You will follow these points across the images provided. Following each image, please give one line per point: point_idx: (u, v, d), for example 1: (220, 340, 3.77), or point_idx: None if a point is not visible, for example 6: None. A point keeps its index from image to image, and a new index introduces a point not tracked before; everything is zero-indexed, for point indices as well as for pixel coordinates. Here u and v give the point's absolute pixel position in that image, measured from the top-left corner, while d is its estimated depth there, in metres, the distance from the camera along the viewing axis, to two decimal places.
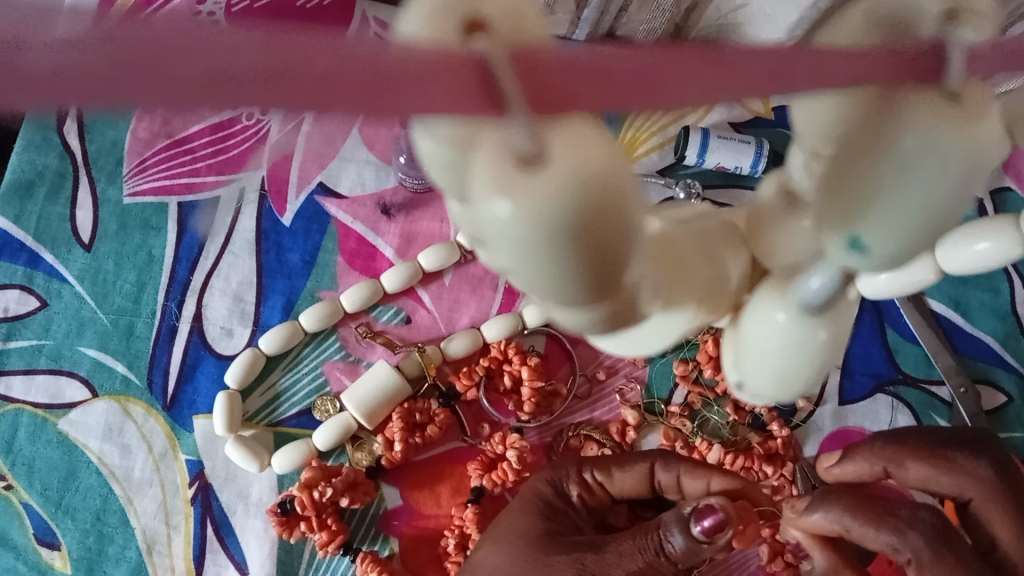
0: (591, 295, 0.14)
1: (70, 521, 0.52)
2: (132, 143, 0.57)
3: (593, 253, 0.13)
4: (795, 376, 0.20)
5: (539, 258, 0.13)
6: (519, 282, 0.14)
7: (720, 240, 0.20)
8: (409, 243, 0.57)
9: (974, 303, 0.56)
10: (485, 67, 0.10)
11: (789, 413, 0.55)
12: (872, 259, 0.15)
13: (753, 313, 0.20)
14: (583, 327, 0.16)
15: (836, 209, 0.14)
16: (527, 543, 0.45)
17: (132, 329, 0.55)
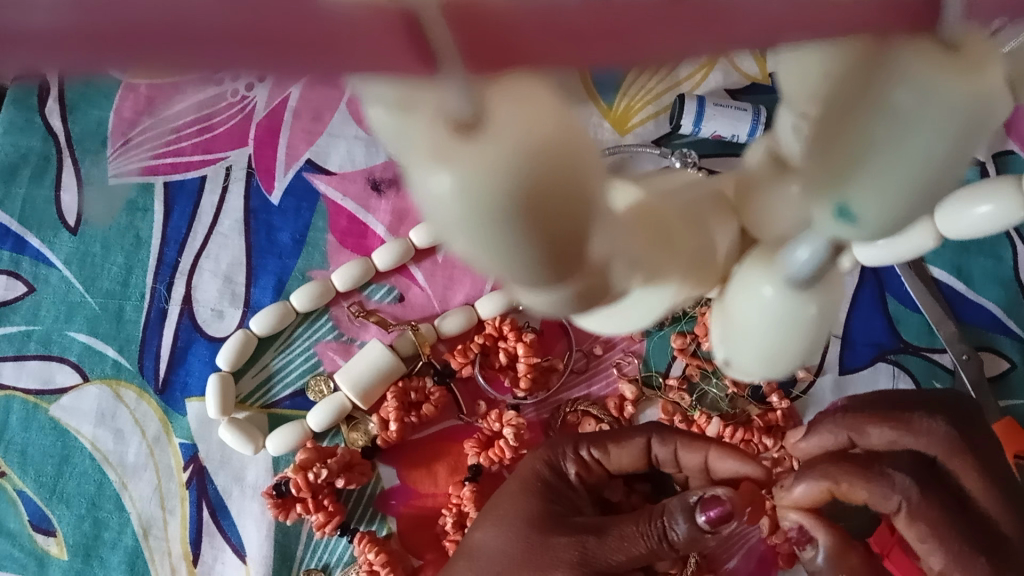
0: (552, 271, 0.13)
1: (65, 507, 0.52)
2: (116, 124, 0.57)
3: (549, 223, 0.12)
4: (784, 353, 0.20)
5: (491, 232, 0.12)
6: (477, 260, 0.13)
7: (706, 211, 0.19)
8: (401, 220, 0.56)
9: (977, 269, 0.55)
10: (412, 20, 0.10)
11: (788, 385, 0.55)
12: (859, 227, 0.14)
13: (739, 286, 0.19)
14: (556, 308, 0.16)
15: (823, 173, 0.14)
16: (527, 524, 0.44)
17: (122, 312, 0.55)
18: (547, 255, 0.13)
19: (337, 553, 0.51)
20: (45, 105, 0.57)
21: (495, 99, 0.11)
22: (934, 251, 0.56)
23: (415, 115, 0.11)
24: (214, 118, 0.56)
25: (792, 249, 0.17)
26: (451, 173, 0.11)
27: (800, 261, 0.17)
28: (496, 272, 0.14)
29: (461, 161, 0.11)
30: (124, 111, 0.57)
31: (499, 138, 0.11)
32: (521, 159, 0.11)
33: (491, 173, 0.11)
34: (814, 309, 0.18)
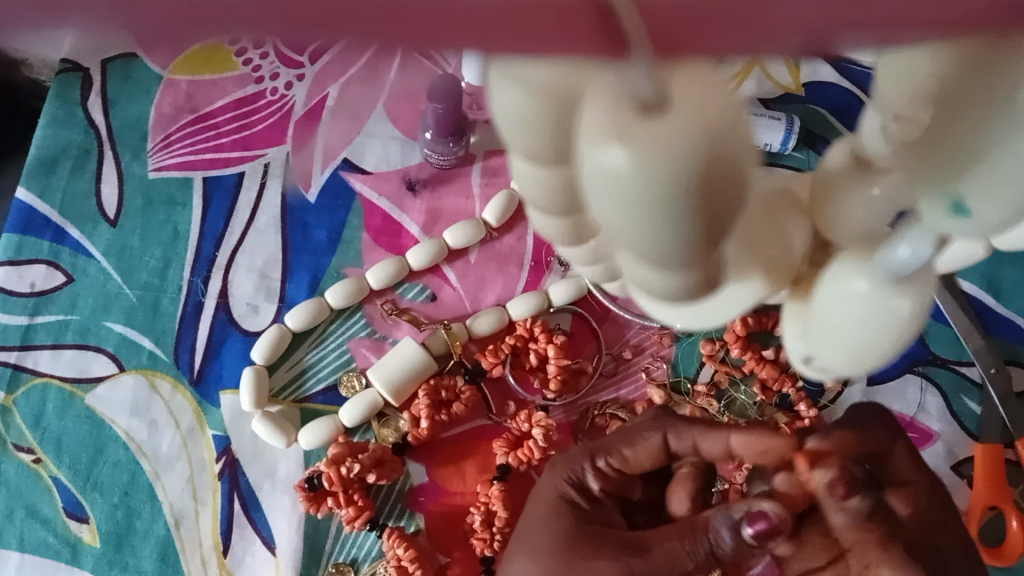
0: (691, 253, 0.16)
1: (98, 495, 0.52)
2: (157, 120, 0.58)
3: (702, 208, 0.15)
4: (872, 352, 0.20)
5: (651, 212, 0.15)
6: (624, 240, 0.16)
7: (786, 208, 0.21)
8: (434, 220, 0.57)
9: (1005, 283, 0.56)
10: (608, 12, 0.13)
11: (817, 394, 0.55)
12: (969, 222, 0.17)
13: (830, 281, 0.20)
14: (678, 289, 0.18)
15: (937, 173, 0.17)
16: (565, 552, 0.40)
17: (158, 305, 0.55)
18: (699, 231, 0.15)
19: (365, 548, 0.52)
20: (88, 99, 0.58)
21: (674, 85, 0.14)
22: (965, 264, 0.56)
23: (602, 98, 0.14)
24: (254, 117, 0.59)
25: (891, 247, 0.19)
26: (627, 151, 0.14)
27: (901, 259, 0.19)
28: (647, 252, 0.16)
29: (638, 138, 0.14)
30: (164, 106, 0.59)
31: (675, 118, 0.14)
32: (696, 138, 0.14)
33: (667, 150, 0.14)
34: (908, 305, 0.19)
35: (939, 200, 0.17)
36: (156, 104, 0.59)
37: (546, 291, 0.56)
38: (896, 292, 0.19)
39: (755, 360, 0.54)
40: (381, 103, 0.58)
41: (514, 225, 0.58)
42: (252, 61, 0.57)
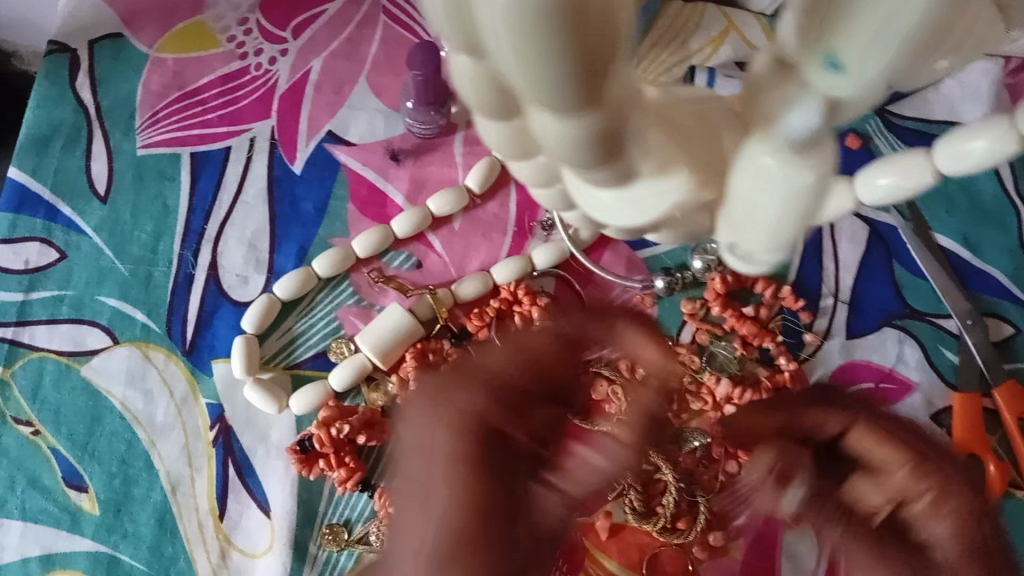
0: (587, 98, 0.16)
1: (96, 464, 0.54)
2: (145, 97, 0.60)
3: (575, 37, 0.15)
4: (784, 226, 0.21)
5: (538, 56, 0.15)
6: (526, 91, 0.16)
7: (715, 119, 0.21)
8: (419, 189, 0.58)
9: (984, 238, 0.57)
10: None
11: (798, 348, 0.56)
12: (846, 80, 0.17)
13: (742, 165, 0.20)
14: (573, 143, 0.17)
15: (813, 32, 0.16)
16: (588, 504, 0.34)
17: (150, 278, 0.56)
18: (570, 62, 0.15)
19: (357, 509, 0.53)
20: (76, 78, 0.60)
21: None
22: (940, 219, 0.57)
23: None
24: (240, 92, 0.60)
25: (785, 117, 0.18)
26: None
27: (795, 127, 0.18)
28: (529, 85, 0.16)
29: None
30: (152, 84, 0.60)
31: None
32: None
33: None
34: (812, 173, 0.19)
35: (817, 58, 0.17)
36: (144, 83, 0.60)
37: (530, 256, 0.57)
38: (799, 161, 0.19)
39: (735, 317, 0.56)
40: (365, 78, 0.61)
41: (497, 192, 0.59)
42: (235, 37, 0.61)
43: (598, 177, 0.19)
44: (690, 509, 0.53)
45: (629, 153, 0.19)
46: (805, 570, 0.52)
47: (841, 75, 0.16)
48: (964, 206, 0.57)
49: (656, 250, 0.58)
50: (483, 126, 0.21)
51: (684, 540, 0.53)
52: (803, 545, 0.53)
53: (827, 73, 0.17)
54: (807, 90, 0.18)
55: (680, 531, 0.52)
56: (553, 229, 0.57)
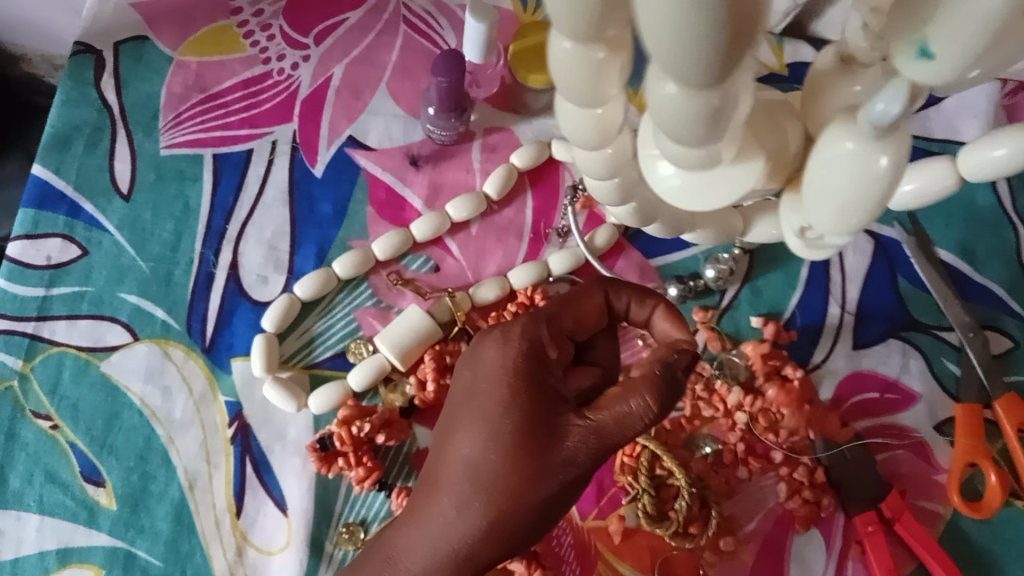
0: (720, 74, 0.16)
1: (114, 459, 0.54)
2: (168, 98, 0.60)
3: (730, 22, 0.15)
4: (854, 209, 0.22)
5: (689, 33, 0.15)
6: (663, 63, 0.16)
7: (782, 114, 0.25)
8: (437, 193, 0.60)
9: (984, 252, 0.58)
10: None
11: (805, 357, 0.57)
12: (933, 68, 0.19)
13: (824, 147, 0.22)
14: (688, 120, 0.18)
15: (911, 22, 0.19)
16: (513, 443, 0.39)
17: (171, 276, 0.57)
18: (721, 43, 0.15)
19: (374, 508, 0.53)
20: (100, 79, 0.60)
21: None
22: (941, 233, 0.59)
23: None
24: (261, 96, 0.61)
25: (873, 104, 0.20)
26: None
27: (877, 114, 0.20)
28: (669, 61, 0.16)
29: None
30: (174, 85, 0.61)
31: None
32: None
33: None
34: (887, 160, 0.21)
35: (910, 48, 0.19)
36: (166, 85, 0.61)
37: (545, 261, 0.58)
38: (878, 147, 0.21)
39: None
40: (384, 84, 0.62)
41: (513, 198, 0.60)
42: (258, 42, 0.62)
43: (692, 156, 0.20)
44: (701, 513, 0.53)
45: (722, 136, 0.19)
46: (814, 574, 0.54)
47: (927, 63, 0.19)
48: (962, 218, 0.59)
49: (670, 258, 0.59)
50: (564, 113, 0.24)
51: (695, 544, 0.53)
52: (812, 550, 0.54)
53: (916, 62, 0.19)
54: (898, 79, 0.20)
55: (692, 536, 0.52)
56: (568, 236, 0.59)
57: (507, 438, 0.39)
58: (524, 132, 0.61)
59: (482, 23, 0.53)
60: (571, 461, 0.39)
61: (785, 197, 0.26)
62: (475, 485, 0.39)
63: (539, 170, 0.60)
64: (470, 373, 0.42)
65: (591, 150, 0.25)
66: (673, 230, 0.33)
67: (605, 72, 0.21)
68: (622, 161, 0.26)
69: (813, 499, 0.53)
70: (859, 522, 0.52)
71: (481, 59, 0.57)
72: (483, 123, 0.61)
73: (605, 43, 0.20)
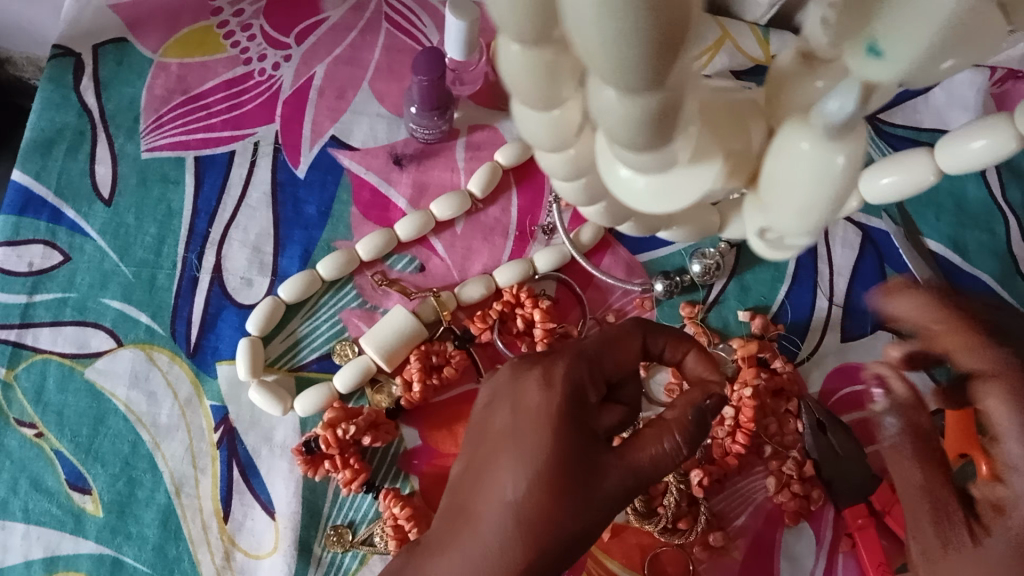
0: (656, 78, 0.16)
1: (100, 466, 0.54)
2: (149, 101, 0.60)
3: (660, 29, 0.14)
4: (815, 207, 0.22)
5: (617, 39, 0.14)
6: (597, 67, 0.16)
7: (747, 113, 0.23)
8: (422, 193, 0.59)
9: (972, 243, 0.58)
10: None
11: (794, 351, 0.57)
12: (886, 65, 0.18)
13: (780, 147, 0.22)
14: (632, 124, 0.17)
15: (856, 20, 0.17)
16: (557, 487, 0.38)
17: (155, 280, 0.57)
18: (653, 50, 0.15)
19: (362, 510, 0.53)
20: (80, 82, 0.60)
21: None
22: (930, 225, 0.58)
23: None
24: (242, 97, 0.60)
25: (825, 102, 0.20)
26: None
27: (830, 112, 0.20)
28: (603, 66, 0.15)
29: None
30: (156, 88, 0.60)
31: None
32: None
33: None
34: (844, 158, 0.21)
35: (858, 46, 0.18)
36: (148, 88, 0.60)
37: (531, 259, 0.58)
38: (834, 146, 0.21)
39: None
40: (367, 84, 0.61)
41: (498, 197, 0.60)
42: (239, 43, 0.61)
43: (645, 160, 0.20)
44: (690, 509, 0.54)
45: (676, 136, 0.19)
46: (804, 570, 0.53)
47: (878, 61, 0.18)
48: (950, 209, 0.59)
49: (656, 253, 0.59)
50: (524, 118, 0.23)
51: (685, 540, 0.53)
52: (802, 545, 0.54)
53: (868, 61, 0.18)
54: (851, 78, 0.19)
55: (681, 532, 0.53)
56: (554, 233, 0.59)
57: (549, 479, 0.38)
58: (509, 130, 0.61)
59: (462, 20, 0.53)
60: (611, 499, 0.39)
61: (749, 197, 0.25)
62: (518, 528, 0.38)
63: (524, 168, 0.60)
64: (512, 421, 0.40)
65: (554, 152, 0.24)
66: (647, 228, 0.32)
67: (556, 75, 0.20)
68: (587, 164, 0.25)
69: (802, 493, 0.53)
70: (850, 515, 0.52)
71: (463, 57, 0.56)
72: (468, 121, 0.61)
73: (552, 46, 0.19)
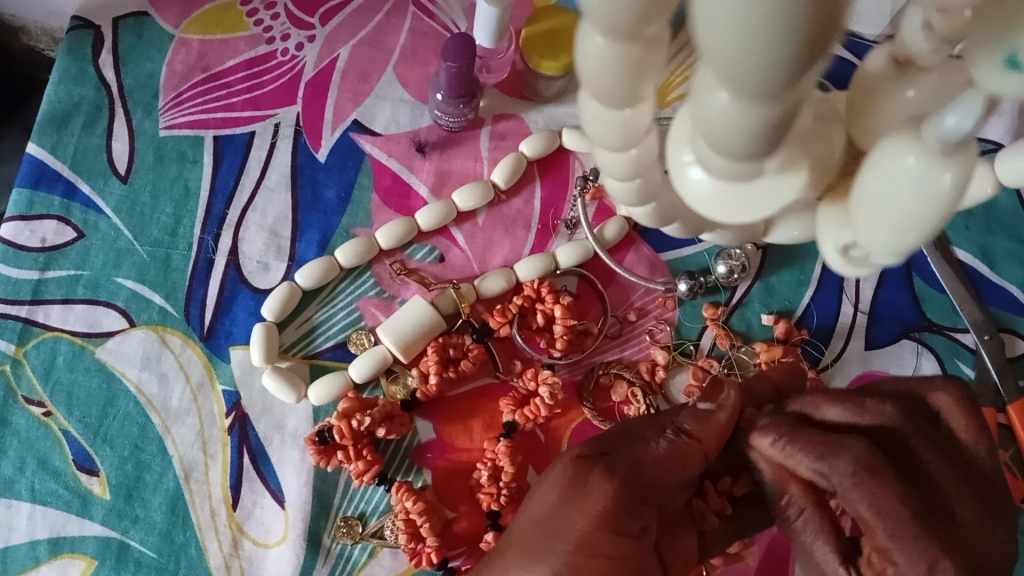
0: (788, 87, 0.14)
1: (108, 448, 0.53)
2: (169, 78, 0.59)
3: (808, 29, 0.13)
4: (914, 228, 0.19)
5: (755, 39, 0.13)
6: (719, 68, 0.14)
7: (829, 118, 0.22)
8: (443, 181, 0.58)
9: (1001, 253, 0.57)
10: None
11: (816, 357, 0.56)
12: (1021, 83, 0.16)
13: (877, 160, 0.19)
14: (743, 136, 0.16)
15: (998, 27, 0.16)
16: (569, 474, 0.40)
17: (169, 261, 0.56)
18: (793, 59, 0.14)
19: (372, 502, 0.52)
20: (99, 56, 0.59)
21: None
22: (960, 233, 0.57)
23: None
24: (264, 77, 0.59)
25: (942, 116, 0.17)
26: None
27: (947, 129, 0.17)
28: (734, 74, 0.14)
29: None
30: (176, 65, 0.59)
31: None
32: None
33: None
34: (952, 178, 0.18)
35: (994, 56, 0.16)
36: (168, 63, 0.59)
37: (553, 254, 0.57)
38: (944, 163, 0.18)
39: None
40: (390, 67, 0.60)
41: (521, 188, 0.58)
42: (262, 21, 0.60)
43: (737, 168, 0.18)
44: None
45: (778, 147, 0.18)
46: None
47: (1017, 74, 0.16)
48: (982, 219, 0.57)
49: (680, 252, 0.58)
50: (588, 113, 0.22)
51: None
52: None
53: (1000, 75, 0.16)
54: (974, 91, 0.17)
55: None
56: (577, 228, 0.58)
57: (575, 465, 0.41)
58: (535, 121, 0.60)
59: (494, 7, 0.51)
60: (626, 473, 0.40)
61: (824, 208, 0.23)
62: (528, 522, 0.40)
63: (549, 159, 0.59)
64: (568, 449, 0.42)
65: (616, 153, 0.23)
66: (692, 232, 0.31)
67: (640, 73, 0.19)
68: (650, 164, 0.24)
69: None
70: None
71: (492, 44, 0.55)
72: (492, 109, 0.60)
73: (644, 41, 0.18)
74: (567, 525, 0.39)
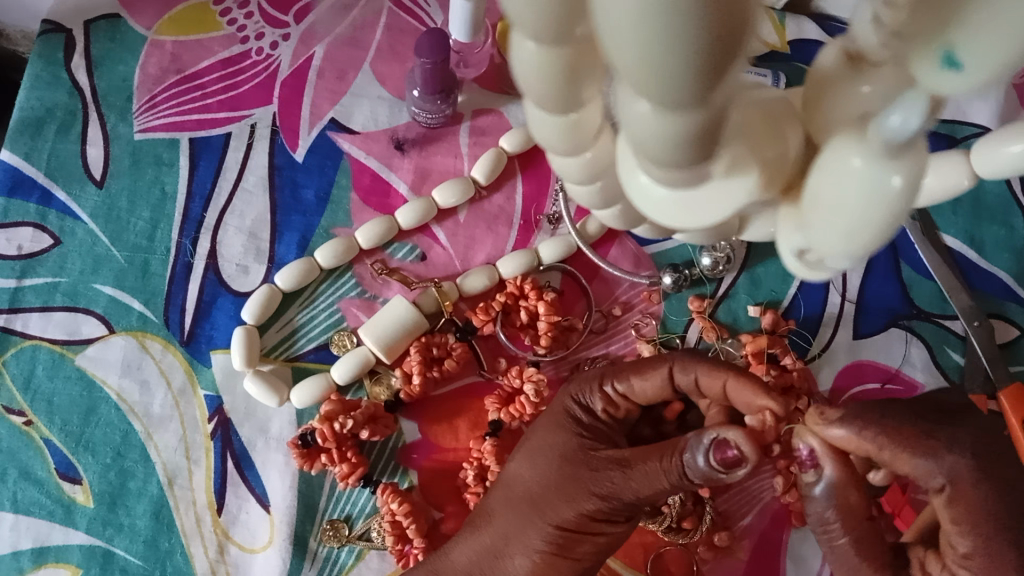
0: (703, 93, 0.14)
1: (91, 456, 0.52)
2: (143, 80, 0.58)
3: (712, 33, 0.13)
4: (863, 231, 0.19)
5: (658, 46, 0.13)
6: (631, 77, 0.14)
7: (781, 116, 0.21)
8: (423, 179, 0.57)
9: (989, 239, 0.56)
10: None
11: (804, 347, 0.55)
12: (964, 78, 0.15)
13: (827, 162, 0.19)
14: (668, 145, 0.16)
15: (931, 22, 0.15)
16: (559, 458, 0.43)
17: (148, 266, 0.55)
18: (700, 65, 0.13)
19: (359, 505, 0.52)
20: (71, 60, 0.58)
21: None
22: (947, 220, 0.57)
23: None
24: (239, 77, 0.58)
25: (886, 116, 0.17)
26: None
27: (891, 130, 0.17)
28: (644, 81, 0.14)
29: None
30: (150, 67, 0.58)
31: None
32: None
33: None
34: (900, 179, 0.17)
35: (931, 56, 0.15)
36: (142, 66, 0.58)
37: (536, 250, 0.56)
38: (889, 164, 0.17)
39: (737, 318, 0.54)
40: (368, 65, 0.59)
41: (503, 183, 0.58)
42: (236, 20, 0.59)
43: (676, 175, 0.18)
44: (695, 509, 0.52)
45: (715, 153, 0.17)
46: (810, 572, 0.52)
47: (956, 73, 0.15)
48: (969, 205, 0.57)
49: (664, 245, 0.57)
50: (536, 120, 0.22)
51: (689, 540, 0.52)
52: (808, 546, 0.52)
53: (940, 74, 0.15)
54: (916, 90, 0.16)
55: (685, 532, 0.51)
56: (559, 223, 0.57)
57: (559, 453, 0.43)
58: (515, 115, 0.59)
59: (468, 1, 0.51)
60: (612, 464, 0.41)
61: (782, 209, 0.23)
62: (514, 502, 0.44)
63: (529, 155, 0.58)
64: (552, 430, 0.44)
65: (570, 156, 0.23)
66: (662, 231, 0.30)
67: (579, 76, 0.19)
68: (607, 167, 0.23)
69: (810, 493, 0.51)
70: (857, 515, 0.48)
71: (469, 38, 0.54)
72: (472, 105, 0.59)
73: (575, 47, 0.18)
74: (556, 511, 0.42)
